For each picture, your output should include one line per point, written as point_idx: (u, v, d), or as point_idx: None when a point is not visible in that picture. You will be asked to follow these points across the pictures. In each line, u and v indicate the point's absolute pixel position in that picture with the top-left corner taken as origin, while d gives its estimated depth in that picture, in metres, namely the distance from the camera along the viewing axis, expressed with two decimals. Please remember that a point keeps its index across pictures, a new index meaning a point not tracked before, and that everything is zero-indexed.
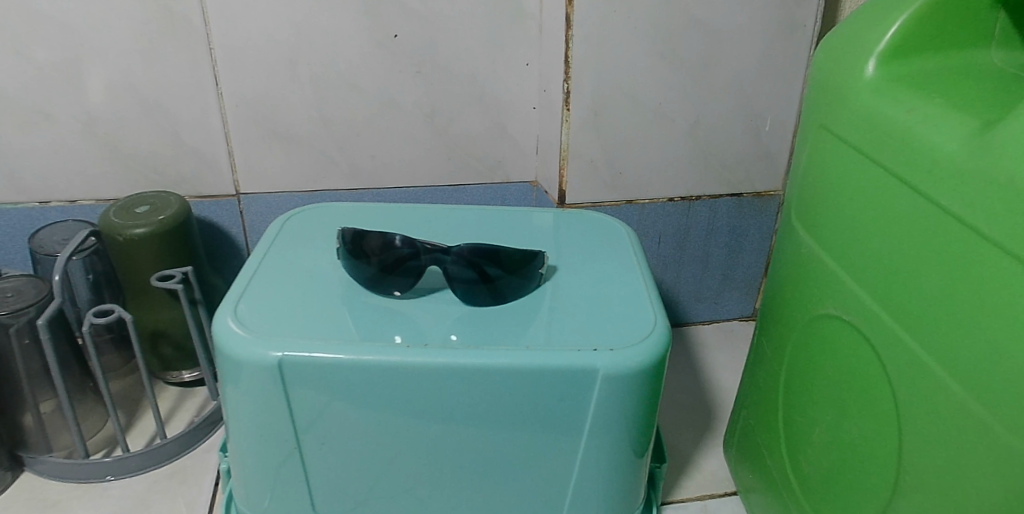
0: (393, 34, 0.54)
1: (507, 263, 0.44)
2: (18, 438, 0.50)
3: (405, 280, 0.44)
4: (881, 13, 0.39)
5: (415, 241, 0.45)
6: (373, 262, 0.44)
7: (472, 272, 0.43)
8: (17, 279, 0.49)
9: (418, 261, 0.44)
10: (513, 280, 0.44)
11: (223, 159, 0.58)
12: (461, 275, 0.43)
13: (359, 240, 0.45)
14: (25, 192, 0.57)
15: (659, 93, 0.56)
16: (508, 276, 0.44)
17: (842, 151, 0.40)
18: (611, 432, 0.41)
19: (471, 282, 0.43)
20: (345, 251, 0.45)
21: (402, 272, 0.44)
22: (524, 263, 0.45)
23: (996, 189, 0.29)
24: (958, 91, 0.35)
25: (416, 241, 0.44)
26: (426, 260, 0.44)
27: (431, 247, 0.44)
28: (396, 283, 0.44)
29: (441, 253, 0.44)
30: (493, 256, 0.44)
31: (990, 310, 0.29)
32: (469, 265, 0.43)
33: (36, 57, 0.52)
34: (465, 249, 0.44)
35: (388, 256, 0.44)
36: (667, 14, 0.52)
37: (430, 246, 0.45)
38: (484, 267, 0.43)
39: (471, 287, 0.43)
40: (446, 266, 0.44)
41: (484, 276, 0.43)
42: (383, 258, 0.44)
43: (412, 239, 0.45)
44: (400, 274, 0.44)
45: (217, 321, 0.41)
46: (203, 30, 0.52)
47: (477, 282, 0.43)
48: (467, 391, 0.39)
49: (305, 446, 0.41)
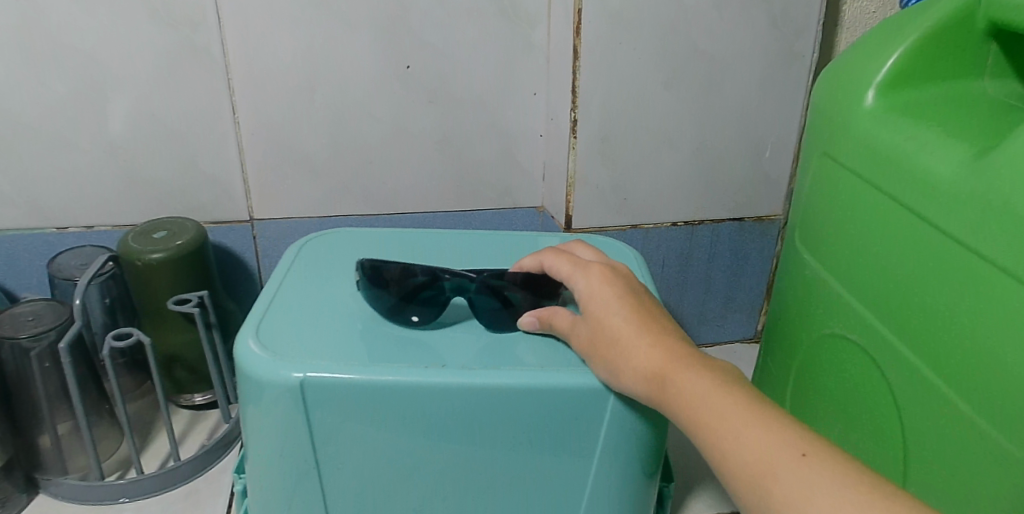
0: (405, 64, 0.56)
1: (532, 287, 0.45)
2: (34, 460, 0.51)
3: (429, 310, 0.45)
4: (879, 45, 0.41)
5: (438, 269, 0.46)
6: (396, 291, 0.45)
7: (495, 300, 0.44)
8: (36, 303, 0.50)
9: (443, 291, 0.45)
10: (538, 305, 0.45)
11: (238, 185, 0.59)
12: (488, 305, 0.45)
13: (377, 271, 0.46)
14: (44, 219, 0.58)
15: (662, 120, 0.58)
16: (530, 300, 0.45)
17: (844, 177, 0.41)
18: (623, 452, 0.42)
19: (495, 310, 0.45)
20: (366, 282, 0.46)
21: (427, 303, 0.45)
22: (549, 286, 0.46)
23: (993, 212, 0.31)
24: (955, 121, 0.37)
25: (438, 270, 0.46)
26: (449, 287, 0.45)
27: (452, 274, 0.46)
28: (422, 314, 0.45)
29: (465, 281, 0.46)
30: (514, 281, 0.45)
31: (988, 327, 0.31)
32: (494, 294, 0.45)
33: (60, 88, 0.54)
34: (487, 275, 0.45)
35: (408, 287, 0.45)
36: (671, 46, 0.55)
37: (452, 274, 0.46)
38: (506, 294, 0.45)
39: (495, 315, 0.45)
40: (471, 296, 0.45)
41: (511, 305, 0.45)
42: (404, 289, 0.45)
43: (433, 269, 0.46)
44: (424, 304, 0.45)
45: (239, 343, 0.42)
46: (222, 60, 0.54)
47: (500, 310, 0.45)
48: (482, 411, 0.40)
49: (323, 465, 0.42)
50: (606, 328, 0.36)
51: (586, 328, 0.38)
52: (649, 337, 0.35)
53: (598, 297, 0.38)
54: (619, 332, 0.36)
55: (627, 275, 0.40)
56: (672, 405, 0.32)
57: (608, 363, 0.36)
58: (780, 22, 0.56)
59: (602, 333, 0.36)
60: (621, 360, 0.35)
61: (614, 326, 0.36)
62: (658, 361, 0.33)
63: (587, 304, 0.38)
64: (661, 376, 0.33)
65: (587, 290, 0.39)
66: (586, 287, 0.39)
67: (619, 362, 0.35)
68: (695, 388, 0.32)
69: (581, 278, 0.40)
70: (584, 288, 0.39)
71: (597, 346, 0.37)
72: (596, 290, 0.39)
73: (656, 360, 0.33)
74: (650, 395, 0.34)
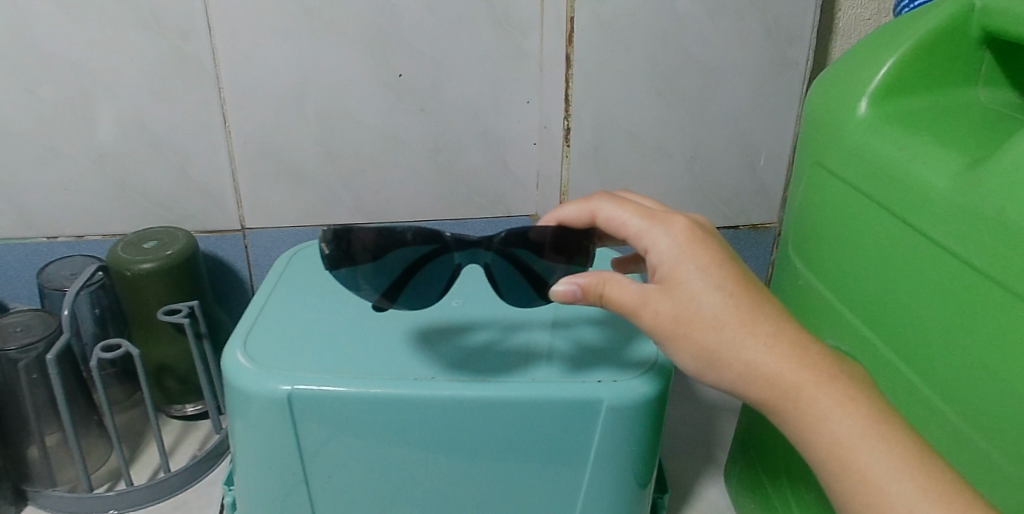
0: (396, 73, 0.56)
1: (563, 251, 0.39)
2: (22, 472, 0.51)
3: (432, 286, 0.42)
4: (872, 54, 0.41)
5: (436, 235, 0.40)
6: (381, 276, 0.40)
7: (512, 268, 0.41)
8: (24, 314, 0.50)
9: (449, 259, 0.41)
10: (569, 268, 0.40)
11: (229, 194, 0.59)
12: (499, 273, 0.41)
13: (349, 249, 0.38)
14: (34, 228, 0.58)
15: (654, 129, 0.58)
16: (556, 263, 0.40)
17: (837, 187, 0.41)
18: (616, 464, 0.42)
19: (515, 284, 0.41)
20: (332, 260, 0.39)
21: (429, 277, 0.41)
22: (578, 243, 0.39)
23: (986, 225, 0.30)
24: (948, 130, 0.36)
25: (436, 237, 0.40)
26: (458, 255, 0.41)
27: (459, 239, 0.41)
28: (426, 291, 0.42)
29: (474, 244, 0.41)
30: (532, 244, 0.40)
31: (982, 339, 0.30)
32: (507, 261, 0.40)
33: (49, 97, 0.53)
34: (500, 241, 0.40)
35: (394, 266, 0.39)
36: (664, 54, 0.56)
37: (458, 236, 0.41)
38: (525, 261, 0.40)
39: (518, 291, 0.42)
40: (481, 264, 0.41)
41: (528, 271, 0.40)
42: (388, 271, 0.39)
43: (428, 235, 0.40)
44: (425, 279, 0.41)
45: (226, 356, 0.42)
46: (212, 69, 0.54)
47: (524, 283, 0.41)
48: (471, 424, 0.40)
49: (312, 479, 0.42)
50: (708, 311, 0.32)
51: (675, 305, 0.32)
52: (763, 332, 0.31)
53: (688, 264, 0.33)
54: (729, 321, 0.31)
55: (711, 231, 0.36)
56: (805, 429, 0.31)
57: (710, 352, 0.32)
58: (772, 30, 0.56)
59: (702, 320, 0.32)
60: (734, 359, 0.31)
61: (722, 313, 0.32)
62: (783, 364, 0.31)
63: (677, 277, 0.33)
64: (789, 386, 0.31)
65: (672, 254, 0.34)
66: (674, 252, 0.34)
67: (726, 357, 0.32)
68: (825, 408, 0.30)
69: (660, 237, 0.35)
70: (672, 253, 0.34)
71: (693, 332, 0.32)
72: (682, 254, 0.33)
73: (785, 369, 0.31)
74: (765, 398, 0.32)
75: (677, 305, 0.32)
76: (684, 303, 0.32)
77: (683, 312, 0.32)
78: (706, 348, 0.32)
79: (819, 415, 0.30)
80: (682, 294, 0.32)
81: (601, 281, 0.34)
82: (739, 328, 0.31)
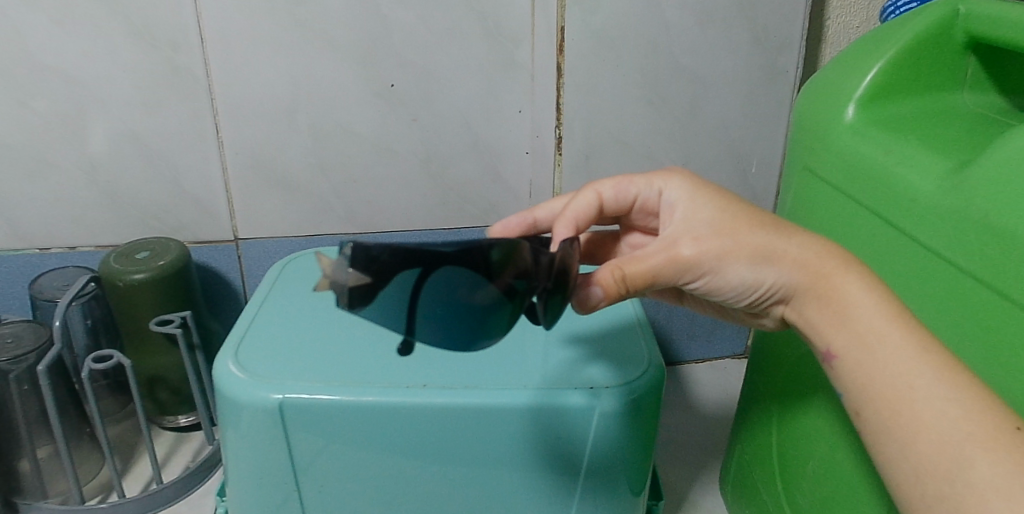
0: (389, 83, 0.56)
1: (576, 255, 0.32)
2: (13, 484, 0.50)
3: (472, 322, 0.29)
4: (858, 60, 0.41)
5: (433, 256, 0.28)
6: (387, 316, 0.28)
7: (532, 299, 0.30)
8: (16, 325, 0.50)
9: (484, 288, 0.28)
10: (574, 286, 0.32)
11: (222, 205, 0.59)
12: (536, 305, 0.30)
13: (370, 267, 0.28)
14: (26, 239, 0.58)
15: (648, 138, 0.59)
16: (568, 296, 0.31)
17: (825, 191, 0.41)
18: (608, 472, 0.42)
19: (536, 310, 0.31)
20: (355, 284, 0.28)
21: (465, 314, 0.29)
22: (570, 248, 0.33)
23: (973, 228, 0.30)
24: (936, 135, 0.37)
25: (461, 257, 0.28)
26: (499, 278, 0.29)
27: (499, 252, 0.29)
28: (462, 331, 0.29)
29: (516, 260, 0.29)
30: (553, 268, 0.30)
31: (973, 341, 0.31)
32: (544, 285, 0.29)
33: (42, 109, 0.54)
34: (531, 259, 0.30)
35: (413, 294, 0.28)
36: (654, 63, 0.56)
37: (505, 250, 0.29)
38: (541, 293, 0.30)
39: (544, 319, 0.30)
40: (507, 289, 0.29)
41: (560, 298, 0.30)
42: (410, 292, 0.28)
43: (423, 256, 0.28)
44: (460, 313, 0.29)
45: (218, 365, 0.41)
46: (205, 82, 0.54)
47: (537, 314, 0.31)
48: (464, 432, 0.40)
49: (304, 489, 0.42)
50: (737, 214, 0.34)
51: (703, 224, 0.34)
52: (796, 235, 0.33)
53: (698, 193, 0.36)
54: (760, 224, 0.33)
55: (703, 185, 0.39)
56: None
57: (761, 252, 0.32)
58: (762, 39, 0.56)
59: (737, 222, 0.33)
60: (783, 250, 0.32)
61: (745, 216, 0.34)
62: (820, 255, 0.32)
63: (694, 203, 0.35)
64: (835, 267, 0.31)
65: (681, 190, 0.37)
66: (682, 190, 0.37)
67: (776, 249, 0.32)
68: (853, 300, 0.30)
69: (662, 185, 0.38)
70: (678, 191, 0.37)
71: (736, 236, 0.33)
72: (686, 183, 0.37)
73: (820, 254, 0.32)
74: (817, 287, 0.31)
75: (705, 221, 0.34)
76: (709, 219, 0.34)
77: (712, 222, 0.34)
78: (753, 250, 0.32)
79: (848, 309, 0.30)
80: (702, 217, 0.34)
81: (615, 265, 0.33)
82: (773, 229, 0.33)
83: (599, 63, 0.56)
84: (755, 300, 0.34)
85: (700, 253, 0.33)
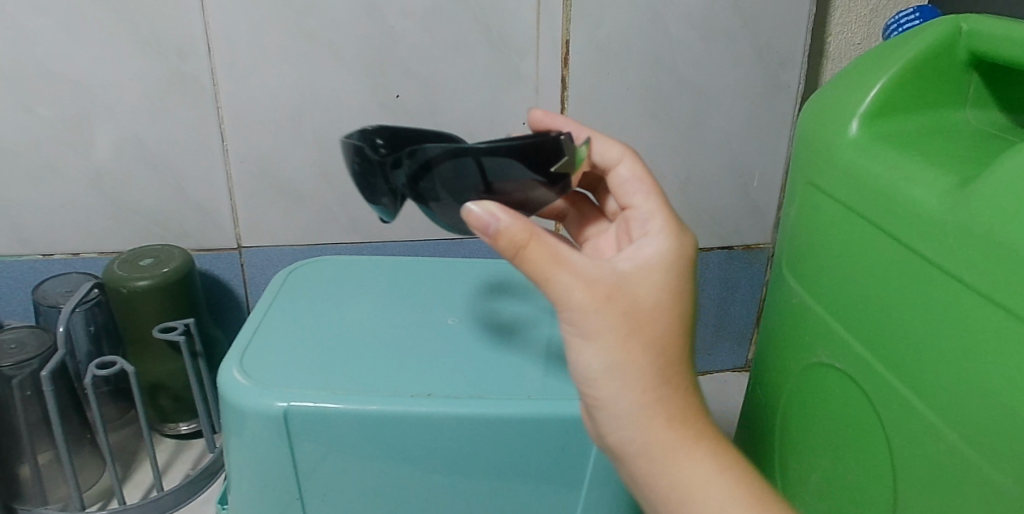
0: (393, 94, 0.56)
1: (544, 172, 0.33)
2: (13, 489, 0.50)
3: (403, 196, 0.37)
4: (863, 75, 0.41)
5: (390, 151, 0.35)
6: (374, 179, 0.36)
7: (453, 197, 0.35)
8: (19, 329, 0.50)
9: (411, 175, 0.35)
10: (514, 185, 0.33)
11: (226, 213, 0.59)
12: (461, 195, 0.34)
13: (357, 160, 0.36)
14: (30, 245, 0.58)
15: (650, 150, 0.60)
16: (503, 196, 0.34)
17: (827, 205, 0.42)
18: (610, 483, 0.42)
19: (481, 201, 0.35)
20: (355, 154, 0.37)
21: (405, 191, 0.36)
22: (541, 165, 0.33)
23: (976, 242, 0.31)
24: (937, 151, 0.37)
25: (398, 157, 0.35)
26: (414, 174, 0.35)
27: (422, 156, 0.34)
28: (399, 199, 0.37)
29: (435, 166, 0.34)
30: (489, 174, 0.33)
31: (974, 355, 0.31)
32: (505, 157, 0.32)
33: (49, 116, 0.54)
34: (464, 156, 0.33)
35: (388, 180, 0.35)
36: (658, 76, 0.57)
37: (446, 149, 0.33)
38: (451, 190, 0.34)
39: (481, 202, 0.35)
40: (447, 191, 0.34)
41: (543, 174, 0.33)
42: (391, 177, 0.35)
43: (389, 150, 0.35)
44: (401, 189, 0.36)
45: (223, 373, 0.42)
46: (211, 91, 0.55)
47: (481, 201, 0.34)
48: (468, 441, 0.40)
49: (306, 498, 0.42)
50: (654, 327, 0.32)
51: (630, 298, 0.31)
52: (661, 390, 0.32)
53: (660, 272, 0.33)
54: (657, 342, 0.32)
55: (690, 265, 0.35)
56: None
57: (624, 371, 0.32)
58: (764, 54, 0.57)
59: (642, 334, 0.31)
60: (641, 388, 0.32)
61: (654, 337, 0.32)
62: (660, 422, 0.32)
63: (650, 277, 0.32)
64: (671, 437, 0.32)
65: (657, 254, 0.33)
66: (657, 255, 0.33)
67: (638, 385, 0.32)
68: (691, 479, 0.32)
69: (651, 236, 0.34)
70: (654, 253, 0.33)
71: (626, 335, 0.31)
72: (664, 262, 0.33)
73: (655, 419, 0.32)
74: (652, 450, 0.32)
75: (633, 310, 0.31)
76: (642, 304, 0.32)
77: (633, 305, 0.31)
78: (626, 370, 0.32)
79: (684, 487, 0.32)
80: (641, 297, 0.32)
81: (530, 230, 0.30)
82: (660, 361, 0.32)
83: (602, 75, 0.56)
84: (585, 380, 0.33)
85: (587, 308, 0.31)
